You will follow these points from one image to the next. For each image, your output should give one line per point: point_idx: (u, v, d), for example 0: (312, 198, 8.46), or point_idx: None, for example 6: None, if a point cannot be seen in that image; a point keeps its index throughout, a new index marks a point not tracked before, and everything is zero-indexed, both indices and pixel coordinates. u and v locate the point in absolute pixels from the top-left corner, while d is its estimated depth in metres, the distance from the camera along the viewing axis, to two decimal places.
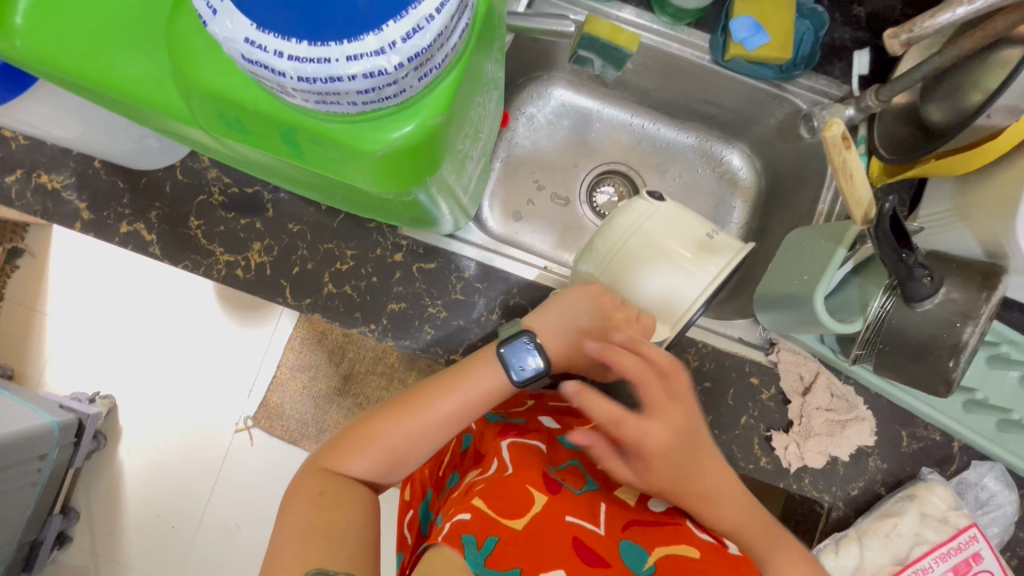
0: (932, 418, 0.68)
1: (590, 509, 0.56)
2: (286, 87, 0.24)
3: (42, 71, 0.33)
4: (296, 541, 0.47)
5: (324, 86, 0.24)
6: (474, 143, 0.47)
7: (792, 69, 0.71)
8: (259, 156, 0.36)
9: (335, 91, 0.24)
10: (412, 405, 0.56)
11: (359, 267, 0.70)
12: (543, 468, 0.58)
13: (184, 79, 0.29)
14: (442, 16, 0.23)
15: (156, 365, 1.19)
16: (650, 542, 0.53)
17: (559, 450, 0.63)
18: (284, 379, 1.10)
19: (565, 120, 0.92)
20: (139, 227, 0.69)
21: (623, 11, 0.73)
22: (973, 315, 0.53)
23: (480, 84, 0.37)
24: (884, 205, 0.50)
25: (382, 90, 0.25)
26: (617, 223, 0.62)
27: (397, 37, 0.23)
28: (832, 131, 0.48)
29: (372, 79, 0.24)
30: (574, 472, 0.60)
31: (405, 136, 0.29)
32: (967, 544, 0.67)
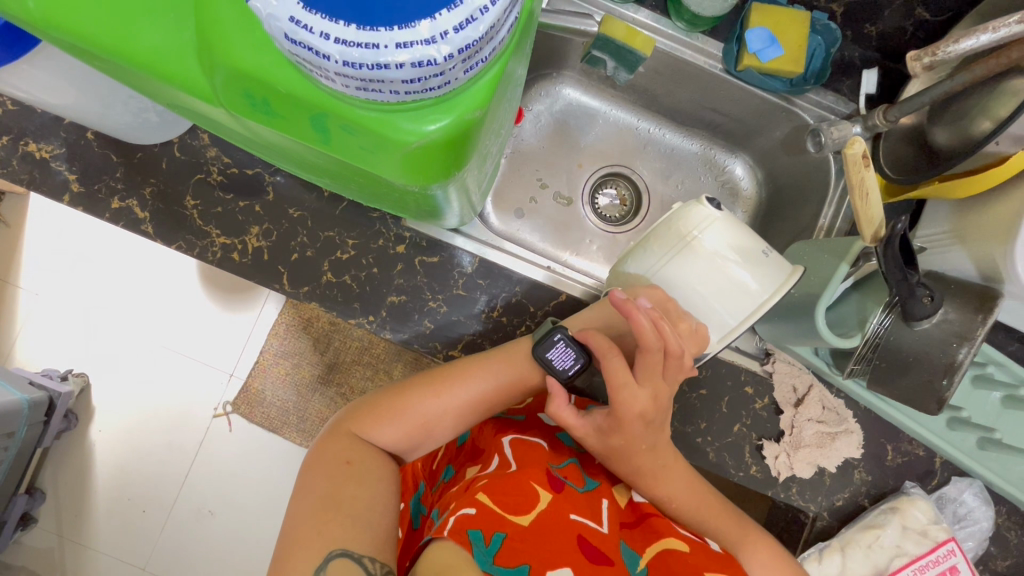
0: (919, 434, 0.70)
1: (592, 507, 0.56)
2: (327, 71, 0.24)
3: (51, 35, 0.31)
4: (319, 519, 0.48)
5: (370, 72, 0.23)
6: (497, 138, 0.46)
7: (802, 83, 0.73)
8: (280, 139, 0.35)
9: (380, 79, 0.23)
10: (447, 380, 0.58)
11: (360, 257, 0.69)
12: (547, 465, 0.59)
13: (212, 54, 0.28)
14: (496, 8, 0.23)
15: (134, 343, 1.15)
16: (648, 539, 0.54)
17: (560, 447, 0.64)
18: (267, 365, 1.07)
19: (571, 120, 0.92)
20: (132, 203, 0.67)
21: (638, 13, 0.72)
22: (967, 335, 0.55)
23: (510, 81, 0.37)
24: (896, 224, 0.51)
25: (427, 81, 0.24)
26: (673, 229, 0.62)
27: (450, 26, 0.22)
28: (853, 150, 0.49)
29: (419, 68, 0.23)
30: (575, 468, 0.61)
31: (442, 129, 0.28)
32: (945, 557, 0.69)
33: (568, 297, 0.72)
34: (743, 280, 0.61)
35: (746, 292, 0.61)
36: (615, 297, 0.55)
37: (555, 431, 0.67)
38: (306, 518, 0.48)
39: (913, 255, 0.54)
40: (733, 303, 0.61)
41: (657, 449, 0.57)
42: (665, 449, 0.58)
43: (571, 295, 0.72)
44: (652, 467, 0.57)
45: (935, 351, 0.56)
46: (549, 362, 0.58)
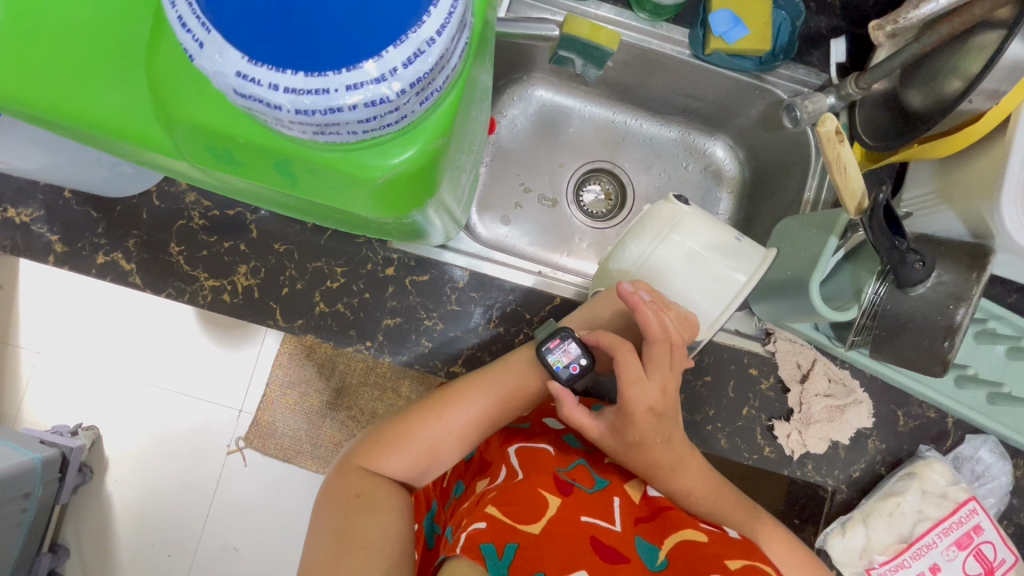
0: (926, 395, 0.70)
1: (603, 507, 0.55)
2: (282, 121, 0.23)
3: (6, 108, 0.31)
4: (333, 554, 0.47)
5: (324, 118, 0.23)
6: (468, 155, 0.46)
7: (772, 60, 0.72)
8: (250, 185, 0.35)
9: (335, 123, 0.23)
10: (449, 401, 0.58)
11: (349, 283, 0.69)
12: (553, 470, 0.59)
13: (168, 113, 0.27)
14: (443, 39, 0.23)
15: (137, 389, 1.14)
16: (666, 528, 0.54)
17: (567, 452, 0.63)
18: (275, 397, 1.06)
19: (547, 120, 0.91)
20: (118, 256, 0.67)
21: (600, 9, 0.72)
22: (964, 297, 0.54)
23: (473, 98, 0.37)
24: (878, 196, 0.51)
25: (383, 119, 0.24)
26: (645, 230, 0.62)
27: (398, 63, 0.22)
28: (825, 125, 0.50)
29: (373, 108, 0.23)
30: (584, 470, 0.60)
31: (407, 161, 0.28)
32: (968, 517, 0.67)
33: (563, 299, 0.72)
34: (717, 269, 0.61)
35: (721, 281, 0.61)
36: (623, 289, 0.55)
37: (562, 434, 0.66)
38: (320, 556, 0.48)
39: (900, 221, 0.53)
40: (712, 293, 0.61)
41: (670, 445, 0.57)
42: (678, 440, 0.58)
43: (565, 297, 0.72)
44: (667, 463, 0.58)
45: (936, 317, 0.55)
46: (551, 369, 0.58)
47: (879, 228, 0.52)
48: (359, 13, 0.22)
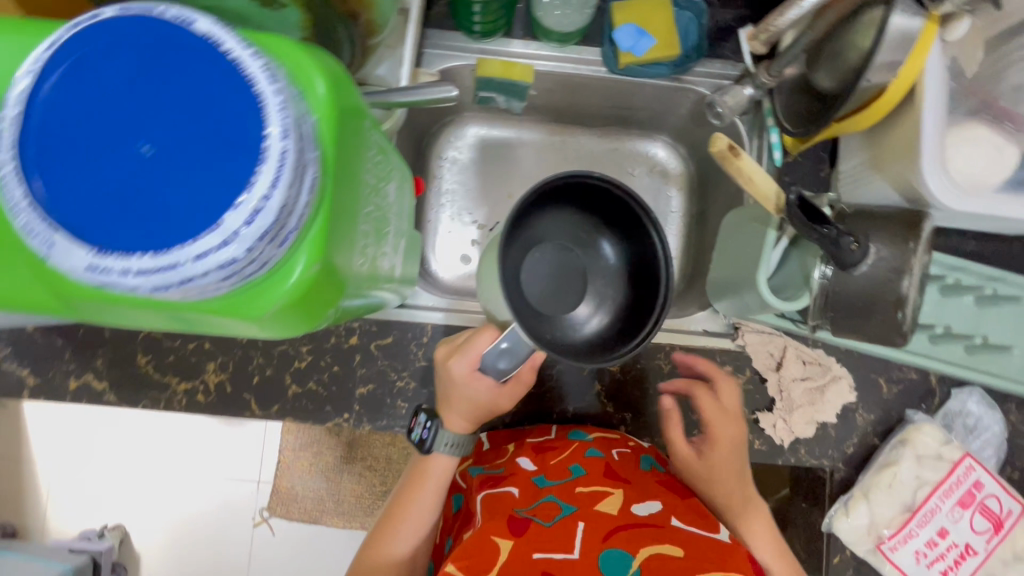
0: (902, 358, 0.70)
1: (564, 536, 0.53)
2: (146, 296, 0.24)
3: None
4: None
5: (182, 287, 0.23)
6: (390, 237, 0.47)
7: (685, 61, 0.72)
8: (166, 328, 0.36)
9: (195, 288, 0.24)
10: (398, 514, 0.64)
11: (317, 360, 0.70)
12: (511, 511, 0.57)
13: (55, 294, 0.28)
14: (279, 190, 0.23)
15: (154, 481, 1.15)
16: (633, 544, 0.52)
17: (532, 487, 0.61)
18: (290, 462, 1.14)
19: (487, 153, 0.90)
20: (89, 378, 0.68)
21: (510, 45, 0.73)
22: (905, 267, 0.54)
23: (368, 197, 0.37)
24: (789, 194, 0.51)
25: (244, 272, 0.25)
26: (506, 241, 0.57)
27: (239, 224, 0.23)
28: (716, 145, 0.52)
29: (226, 269, 0.24)
30: (547, 501, 0.58)
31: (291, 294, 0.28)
32: (966, 474, 0.66)
33: None
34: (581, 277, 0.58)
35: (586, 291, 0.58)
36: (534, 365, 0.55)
37: (532, 474, 0.63)
38: None
39: (822, 212, 0.52)
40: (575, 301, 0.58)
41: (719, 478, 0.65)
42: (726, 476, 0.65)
43: None
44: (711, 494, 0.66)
45: (885, 290, 0.55)
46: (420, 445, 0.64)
47: (804, 225, 0.52)
48: (195, 184, 0.23)
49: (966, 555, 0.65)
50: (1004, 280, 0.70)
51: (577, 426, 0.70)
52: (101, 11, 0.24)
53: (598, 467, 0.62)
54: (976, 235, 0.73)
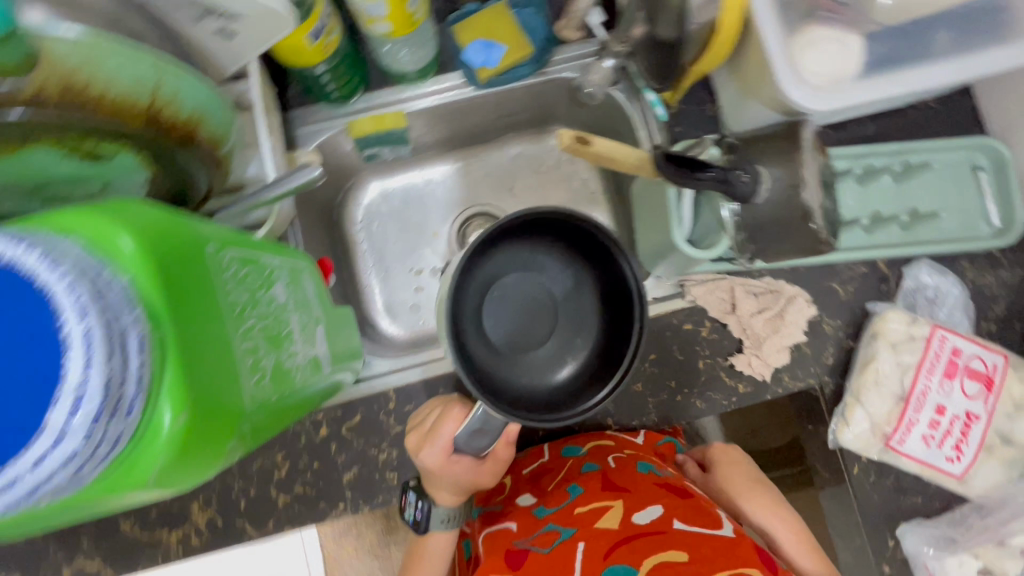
0: (845, 258, 0.70)
1: (562, 563, 0.55)
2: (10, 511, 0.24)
3: None
4: None
5: (36, 493, 0.23)
6: (298, 335, 0.47)
7: (543, 55, 0.72)
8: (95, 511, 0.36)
9: (49, 488, 0.24)
10: None
11: (295, 463, 0.69)
12: (507, 545, 0.61)
13: None
14: (95, 369, 0.23)
15: None
16: (634, 557, 0.52)
17: (531, 519, 0.64)
18: (335, 554, 1.10)
19: (398, 201, 0.90)
20: (80, 562, 0.67)
21: (372, 97, 0.73)
22: (800, 181, 0.54)
23: (241, 314, 0.37)
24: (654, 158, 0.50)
25: (96, 455, 0.25)
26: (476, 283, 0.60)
27: (64, 417, 0.23)
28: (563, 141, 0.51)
29: (71, 461, 0.23)
30: (546, 529, 0.60)
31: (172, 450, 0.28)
32: (942, 346, 0.66)
33: None
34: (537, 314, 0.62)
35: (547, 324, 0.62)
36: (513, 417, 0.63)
37: (533, 505, 0.66)
38: None
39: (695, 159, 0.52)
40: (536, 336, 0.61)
41: (756, 483, 0.69)
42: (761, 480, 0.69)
43: None
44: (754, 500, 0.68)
45: (791, 206, 0.55)
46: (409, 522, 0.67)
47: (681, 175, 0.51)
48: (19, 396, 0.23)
49: (970, 423, 0.65)
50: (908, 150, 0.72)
51: (569, 442, 0.71)
52: None
53: (596, 483, 0.63)
54: (871, 117, 0.74)
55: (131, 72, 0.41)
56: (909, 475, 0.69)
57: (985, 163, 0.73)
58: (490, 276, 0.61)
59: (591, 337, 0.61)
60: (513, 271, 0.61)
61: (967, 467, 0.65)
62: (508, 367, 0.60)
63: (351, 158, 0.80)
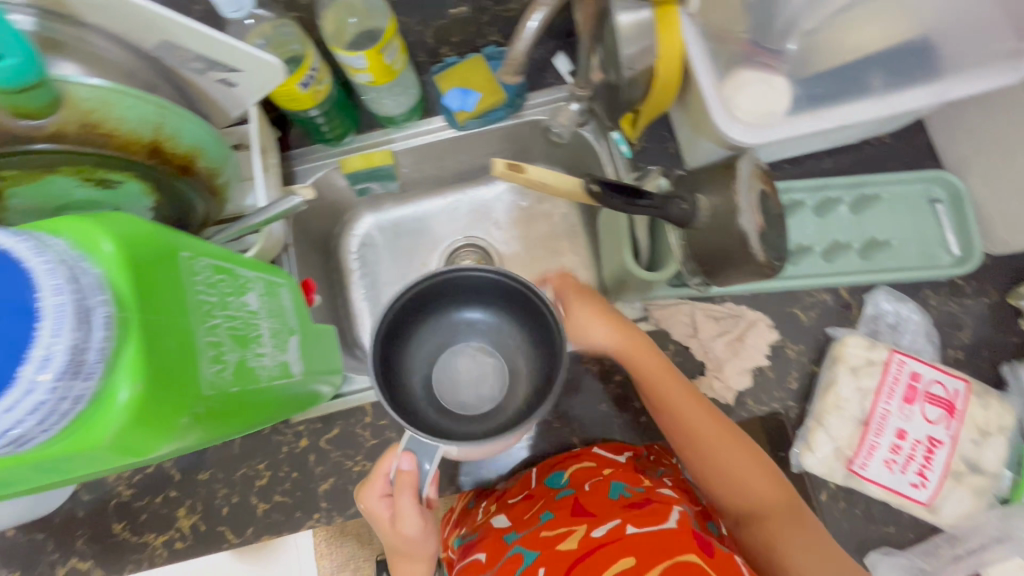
0: (804, 284, 0.73)
1: None
2: None
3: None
4: None
5: None
6: (268, 339, 0.52)
7: (516, 100, 0.80)
8: (63, 476, 0.37)
9: None
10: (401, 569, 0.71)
11: (275, 473, 0.73)
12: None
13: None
14: (65, 336, 0.29)
15: None
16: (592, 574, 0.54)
17: (501, 544, 0.66)
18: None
19: (389, 235, 0.96)
20: (75, 560, 0.71)
21: (365, 137, 0.82)
22: (737, 207, 0.57)
23: (196, 296, 0.42)
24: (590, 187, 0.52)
25: (22, 420, 0.29)
26: (415, 355, 0.69)
27: (36, 369, 0.29)
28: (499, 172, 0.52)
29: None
30: (512, 553, 0.63)
31: (131, 391, 0.33)
32: (901, 371, 0.67)
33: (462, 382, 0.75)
34: (484, 360, 0.73)
35: (512, 378, 0.72)
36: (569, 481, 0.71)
37: (505, 532, 0.68)
38: None
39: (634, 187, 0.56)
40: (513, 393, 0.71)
41: (726, 443, 0.65)
42: (717, 424, 0.65)
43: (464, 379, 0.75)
44: (709, 444, 0.65)
45: (730, 230, 0.58)
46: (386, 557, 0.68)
47: (623, 204, 0.56)
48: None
49: (933, 448, 0.64)
50: (866, 183, 0.74)
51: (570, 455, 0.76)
52: None
53: (567, 508, 0.66)
54: (827, 152, 0.77)
55: (140, 114, 0.48)
56: (878, 503, 0.68)
57: (942, 196, 0.75)
58: (436, 328, 0.70)
59: (525, 377, 0.70)
60: (460, 329, 0.71)
61: (933, 494, 0.64)
62: (450, 422, 0.68)
63: (348, 191, 0.88)
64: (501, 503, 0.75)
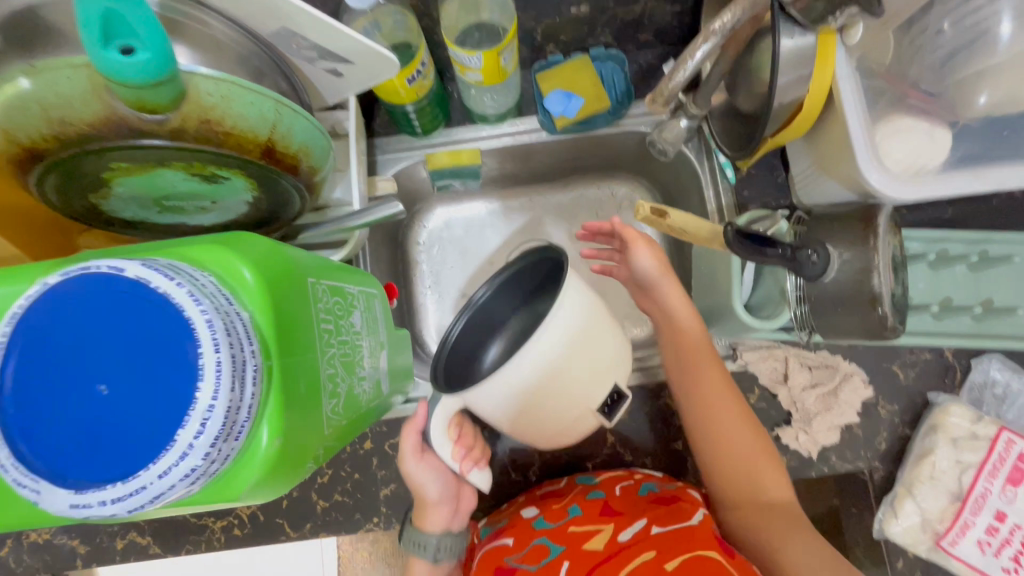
0: (910, 342, 0.69)
1: None
2: (97, 503, 0.26)
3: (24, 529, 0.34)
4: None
5: (128, 483, 0.26)
6: (367, 358, 0.50)
7: (619, 108, 0.75)
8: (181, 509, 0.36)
9: (137, 485, 0.26)
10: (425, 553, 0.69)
11: (337, 472, 0.72)
12: (500, 562, 0.61)
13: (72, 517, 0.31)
14: (221, 398, 0.26)
15: None
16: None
17: (528, 530, 0.62)
18: None
19: (459, 230, 0.92)
20: (133, 535, 0.71)
21: (454, 132, 0.78)
22: (873, 266, 0.53)
23: (319, 325, 0.39)
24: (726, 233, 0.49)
25: (174, 487, 0.27)
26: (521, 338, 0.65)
27: (191, 436, 0.26)
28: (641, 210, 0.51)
29: (130, 484, 0.26)
30: (535, 544, 0.61)
31: (269, 438, 0.31)
32: (1007, 450, 0.63)
33: None
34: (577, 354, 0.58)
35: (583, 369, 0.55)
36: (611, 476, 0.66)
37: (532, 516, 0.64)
38: None
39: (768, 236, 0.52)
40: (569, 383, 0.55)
41: (742, 431, 0.61)
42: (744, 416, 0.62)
43: None
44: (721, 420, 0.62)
45: (860, 291, 0.54)
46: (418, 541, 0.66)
47: (753, 252, 0.51)
48: (143, 420, 0.26)
49: None
50: (992, 240, 0.69)
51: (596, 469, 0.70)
52: (90, 264, 0.28)
53: (595, 506, 0.62)
54: (949, 201, 0.72)
55: (259, 112, 0.45)
56: None
57: None
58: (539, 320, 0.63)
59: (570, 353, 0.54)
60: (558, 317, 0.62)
61: None
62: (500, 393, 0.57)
63: (425, 183, 0.84)
64: (535, 493, 0.68)
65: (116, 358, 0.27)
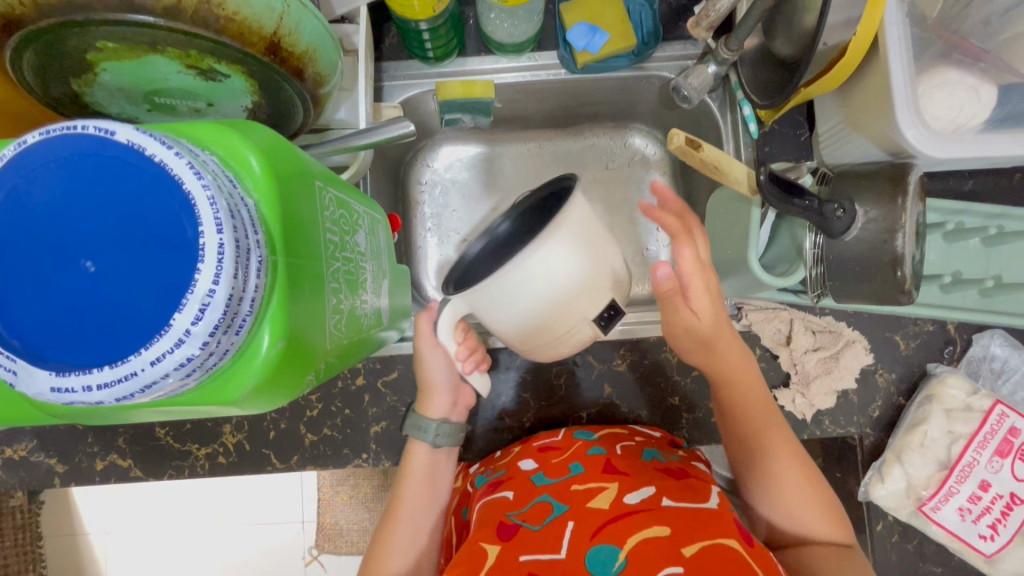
0: (916, 312, 0.68)
1: (549, 539, 0.53)
2: (82, 390, 0.23)
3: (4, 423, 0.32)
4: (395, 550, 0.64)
5: (117, 368, 0.23)
6: (371, 282, 0.47)
7: (644, 49, 0.71)
8: (175, 416, 0.34)
9: (127, 372, 0.23)
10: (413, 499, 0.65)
11: (328, 406, 0.70)
12: (501, 517, 0.57)
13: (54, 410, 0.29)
14: (223, 282, 0.24)
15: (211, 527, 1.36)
16: (620, 536, 0.51)
17: (528, 487, 0.60)
18: None
19: (464, 172, 0.88)
20: (114, 457, 0.69)
21: (467, 62, 0.73)
22: (898, 224, 0.52)
23: (326, 234, 0.36)
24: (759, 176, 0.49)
25: (169, 379, 0.24)
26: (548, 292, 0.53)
27: (188, 323, 0.23)
28: (674, 140, 0.53)
29: (118, 371, 0.23)
30: (540, 501, 0.58)
31: (272, 341, 0.29)
32: (1000, 422, 0.63)
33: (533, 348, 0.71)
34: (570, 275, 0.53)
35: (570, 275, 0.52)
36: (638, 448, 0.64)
37: (531, 473, 0.62)
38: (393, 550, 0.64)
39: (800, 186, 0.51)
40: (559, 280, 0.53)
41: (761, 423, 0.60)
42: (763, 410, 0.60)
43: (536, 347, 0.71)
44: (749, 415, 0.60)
45: (880, 252, 0.52)
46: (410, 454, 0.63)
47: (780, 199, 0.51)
48: (135, 303, 0.24)
49: (1012, 504, 0.63)
50: (1008, 215, 0.68)
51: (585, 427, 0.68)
52: (77, 122, 0.24)
53: (597, 465, 0.61)
54: (971, 173, 0.70)
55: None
56: (929, 541, 0.68)
57: None
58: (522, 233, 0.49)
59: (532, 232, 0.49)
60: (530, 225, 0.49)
61: (998, 548, 0.64)
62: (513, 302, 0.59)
63: (432, 116, 0.80)
64: (531, 445, 0.66)
65: (104, 232, 0.24)
